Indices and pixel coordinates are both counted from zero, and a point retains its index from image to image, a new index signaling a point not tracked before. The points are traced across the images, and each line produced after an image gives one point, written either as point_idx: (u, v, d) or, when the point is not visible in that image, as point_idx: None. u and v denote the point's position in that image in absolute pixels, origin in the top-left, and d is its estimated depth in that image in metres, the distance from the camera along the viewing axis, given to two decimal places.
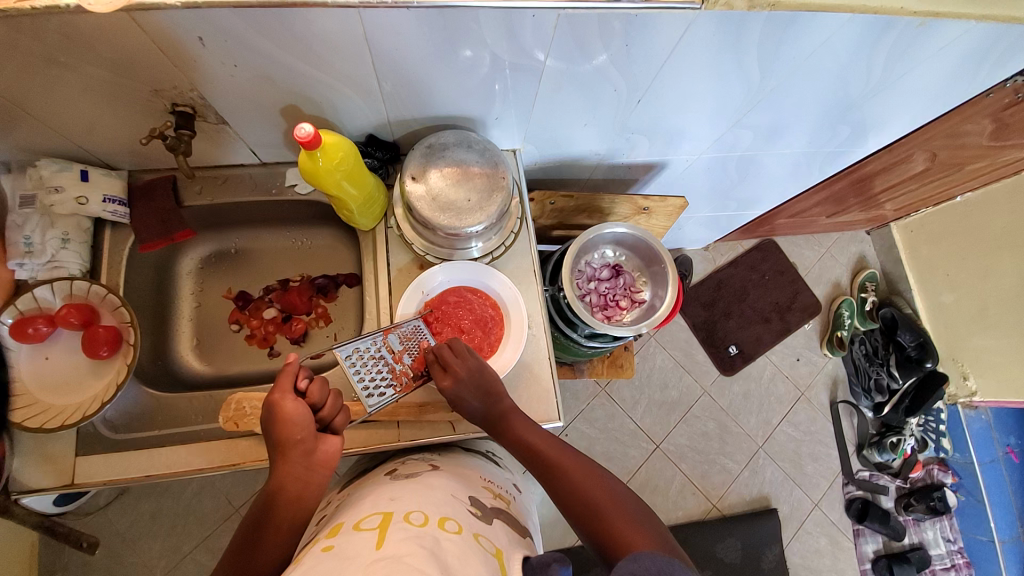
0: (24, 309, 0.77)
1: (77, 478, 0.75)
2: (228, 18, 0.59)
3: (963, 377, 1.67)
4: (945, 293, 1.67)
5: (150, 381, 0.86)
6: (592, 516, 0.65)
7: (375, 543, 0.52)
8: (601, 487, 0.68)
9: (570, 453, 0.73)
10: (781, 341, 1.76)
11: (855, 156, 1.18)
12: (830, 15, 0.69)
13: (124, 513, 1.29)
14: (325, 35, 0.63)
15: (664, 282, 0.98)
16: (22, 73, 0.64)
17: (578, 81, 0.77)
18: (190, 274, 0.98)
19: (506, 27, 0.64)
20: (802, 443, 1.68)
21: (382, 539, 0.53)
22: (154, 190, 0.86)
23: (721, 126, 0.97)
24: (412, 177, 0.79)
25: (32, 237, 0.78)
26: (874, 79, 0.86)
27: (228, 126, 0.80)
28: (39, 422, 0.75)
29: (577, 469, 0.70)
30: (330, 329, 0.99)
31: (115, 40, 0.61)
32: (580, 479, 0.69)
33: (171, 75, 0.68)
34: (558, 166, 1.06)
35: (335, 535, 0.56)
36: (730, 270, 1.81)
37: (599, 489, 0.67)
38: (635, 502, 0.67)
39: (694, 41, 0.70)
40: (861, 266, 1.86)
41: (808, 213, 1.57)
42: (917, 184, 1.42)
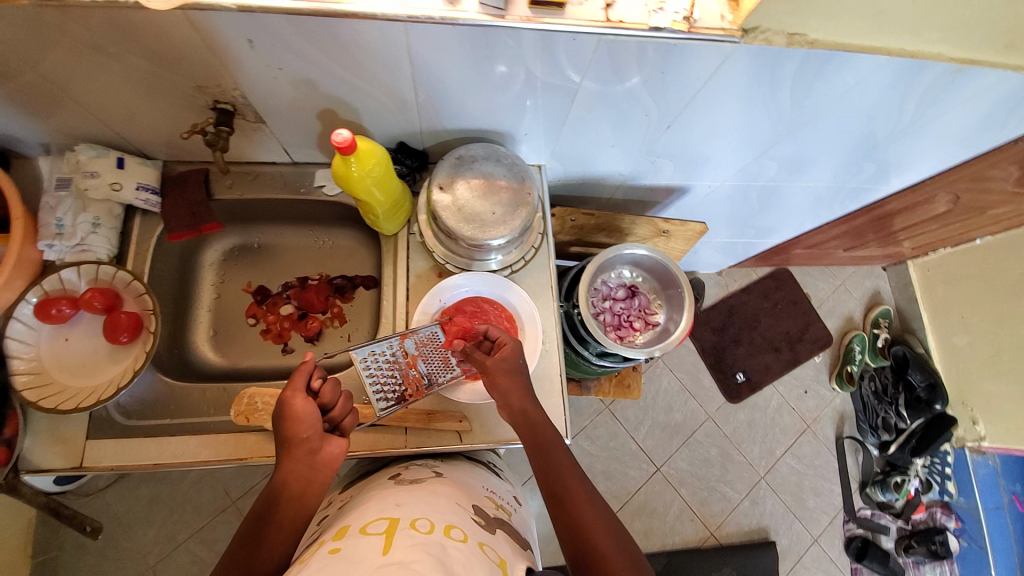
0: (49, 290, 0.78)
1: (86, 461, 0.76)
2: (280, 23, 0.60)
3: (972, 422, 1.64)
4: (959, 335, 1.65)
5: (166, 369, 0.86)
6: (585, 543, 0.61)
7: (381, 548, 0.52)
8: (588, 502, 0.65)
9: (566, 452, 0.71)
10: (789, 371, 1.75)
11: (878, 193, 1.18)
12: (866, 56, 0.69)
13: (122, 497, 1.30)
14: (372, 45, 0.64)
15: (679, 307, 0.97)
16: (74, 61, 0.66)
17: (610, 104, 0.78)
18: (212, 265, 0.99)
19: (548, 49, 0.66)
20: (804, 477, 1.66)
21: (388, 544, 0.53)
22: (186, 181, 0.88)
23: (748, 156, 0.97)
24: (439, 186, 0.80)
25: (64, 219, 0.79)
26: (903, 120, 0.86)
27: (264, 125, 0.81)
28: (53, 403, 0.75)
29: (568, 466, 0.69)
30: (344, 330, 0.99)
31: (167, 37, 0.63)
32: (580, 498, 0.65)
33: (216, 73, 0.69)
34: (581, 184, 1.07)
35: (341, 537, 0.57)
36: (742, 296, 1.81)
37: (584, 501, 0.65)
38: (629, 538, 0.63)
39: (728, 73, 0.71)
40: (875, 302, 1.85)
41: (826, 245, 1.57)
42: (938, 224, 1.42)
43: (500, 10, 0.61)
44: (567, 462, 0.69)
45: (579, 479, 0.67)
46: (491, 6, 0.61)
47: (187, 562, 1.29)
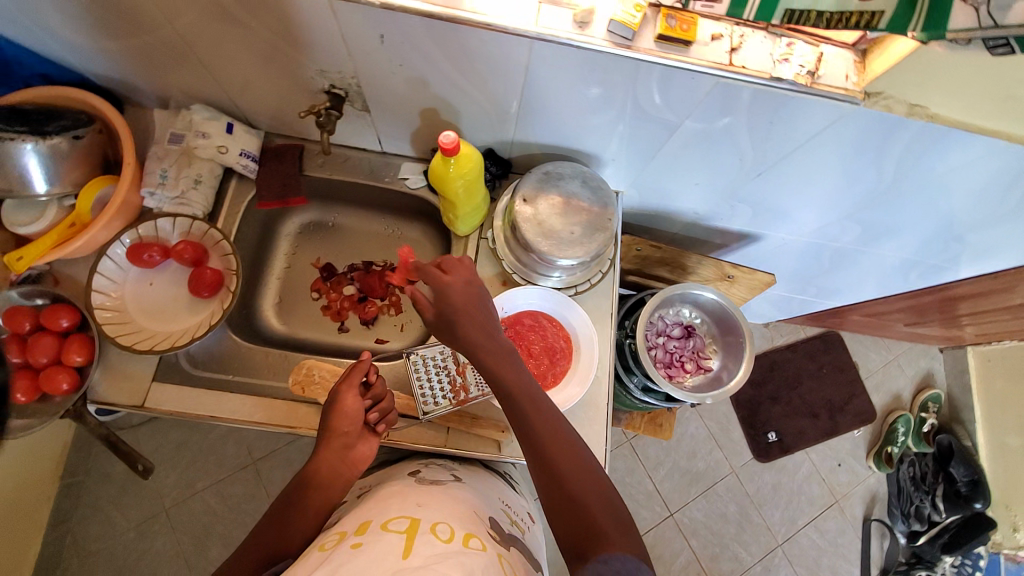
0: (143, 235, 0.83)
1: (148, 402, 0.79)
2: (416, 25, 0.62)
3: (1012, 528, 1.55)
4: (1014, 435, 1.56)
5: (236, 329, 0.89)
6: (568, 507, 0.58)
7: (402, 551, 0.53)
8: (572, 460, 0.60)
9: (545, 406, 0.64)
10: (825, 440, 1.69)
11: (955, 274, 1.13)
12: (985, 138, 0.67)
13: (154, 437, 1.36)
14: (494, 57, 0.66)
15: (737, 357, 0.95)
16: (212, 29, 0.70)
17: (706, 145, 0.78)
18: (288, 236, 1.03)
19: (663, 85, 0.66)
20: (824, 553, 1.59)
21: (408, 548, 0.53)
22: (283, 154, 0.92)
23: (831, 216, 0.95)
24: (523, 199, 0.81)
25: (168, 172, 0.84)
26: (1006, 206, 0.83)
27: (368, 114, 0.84)
28: (130, 341, 0.79)
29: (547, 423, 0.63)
30: (399, 318, 1.01)
31: (306, 22, 0.66)
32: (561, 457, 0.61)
33: (339, 60, 0.73)
34: (652, 215, 1.06)
35: (362, 534, 0.57)
36: (786, 353, 1.75)
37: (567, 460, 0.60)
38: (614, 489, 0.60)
39: (835, 133, 0.70)
40: (927, 384, 1.77)
41: (886, 317, 1.51)
42: (1014, 317, 1.34)
43: (628, 40, 0.61)
44: (545, 418, 0.63)
45: (560, 438, 0.62)
46: (619, 35, 0.61)
47: (201, 512, 1.33)
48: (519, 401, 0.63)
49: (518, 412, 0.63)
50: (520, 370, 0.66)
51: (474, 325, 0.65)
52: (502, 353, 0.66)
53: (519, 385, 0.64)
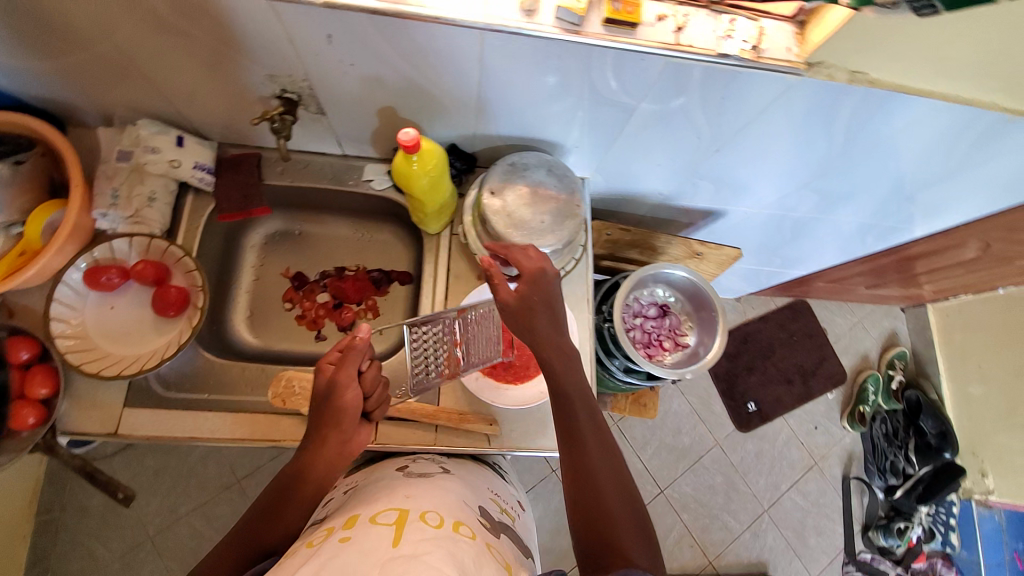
0: (98, 257, 0.80)
1: (121, 429, 0.77)
2: (362, 21, 0.62)
3: (981, 474, 1.63)
4: (975, 384, 1.65)
5: (206, 345, 0.87)
6: (594, 505, 0.60)
7: (391, 540, 0.53)
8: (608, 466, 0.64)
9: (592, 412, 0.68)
10: (801, 405, 1.75)
11: (908, 234, 1.19)
12: (923, 99, 0.71)
13: (130, 466, 1.31)
14: (445, 49, 0.66)
15: (711, 330, 0.97)
16: (153, 40, 0.68)
17: (665, 125, 0.80)
18: (254, 247, 1.01)
19: (615, 67, 0.67)
20: (808, 513, 1.66)
21: (398, 537, 0.54)
22: (239, 164, 0.90)
23: (788, 186, 0.98)
24: (491, 191, 0.81)
25: (119, 191, 0.81)
26: (947, 164, 0.87)
27: (324, 117, 0.83)
28: (95, 368, 0.77)
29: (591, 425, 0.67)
30: (377, 322, 0.99)
31: (250, 25, 0.65)
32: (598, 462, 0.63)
33: (288, 64, 0.71)
34: (619, 200, 1.08)
35: (351, 526, 0.57)
36: (759, 324, 1.81)
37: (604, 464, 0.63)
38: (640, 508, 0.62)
39: (784, 104, 0.73)
40: (891, 343, 1.85)
41: (848, 282, 1.57)
42: (965, 270, 1.42)
43: (577, 25, 0.62)
44: (590, 421, 0.67)
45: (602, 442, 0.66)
46: (566, 21, 0.62)
47: (187, 537, 1.29)
48: (568, 399, 0.68)
49: (566, 410, 0.68)
50: (576, 373, 0.70)
51: (536, 321, 0.70)
52: (560, 353, 0.70)
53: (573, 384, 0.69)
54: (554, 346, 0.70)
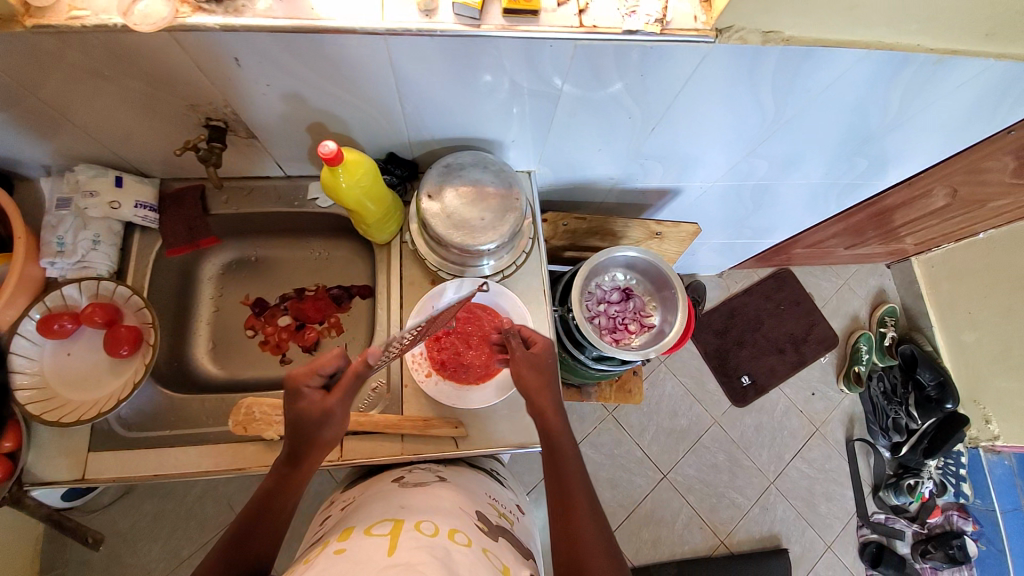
0: (51, 306, 0.80)
1: (88, 473, 0.77)
2: (265, 41, 0.62)
3: (985, 420, 1.60)
4: (967, 331, 1.63)
5: (165, 381, 0.88)
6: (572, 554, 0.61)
7: (386, 549, 0.53)
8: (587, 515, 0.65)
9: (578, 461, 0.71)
10: (795, 373, 1.73)
11: (872, 189, 1.18)
12: (846, 50, 0.70)
13: (127, 512, 1.31)
14: (354, 58, 0.66)
15: (673, 307, 0.97)
16: (71, 83, 0.68)
17: (594, 109, 0.80)
18: (211, 279, 1.01)
19: (526, 57, 0.67)
20: (816, 481, 1.63)
21: (393, 545, 0.54)
22: (182, 198, 0.90)
23: (736, 155, 0.98)
24: (428, 195, 0.81)
25: (65, 237, 0.81)
26: (889, 113, 0.86)
27: (256, 140, 0.83)
28: (56, 416, 0.77)
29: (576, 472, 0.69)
30: (341, 339, 1.00)
31: (158, 57, 0.65)
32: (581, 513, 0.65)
33: (206, 91, 0.72)
34: (572, 190, 1.07)
35: (346, 539, 0.58)
36: (744, 298, 1.79)
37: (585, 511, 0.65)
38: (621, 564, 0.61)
39: (707, 72, 0.72)
40: (880, 300, 1.83)
41: (826, 244, 1.56)
42: (938, 219, 1.40)
43: (476, 19, 0.63)
44: (576, 469, 0.70)
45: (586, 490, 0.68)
46: (466, 16, 0.63)
47: None
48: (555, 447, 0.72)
49: (553, 458, 0.71)
50: (566, 428, 0.73)
51: (531, 379, 0.74)
52: (553, 409, 0.74)
53: (561, 433, 0.72)
54: (549, 401, 0.74)
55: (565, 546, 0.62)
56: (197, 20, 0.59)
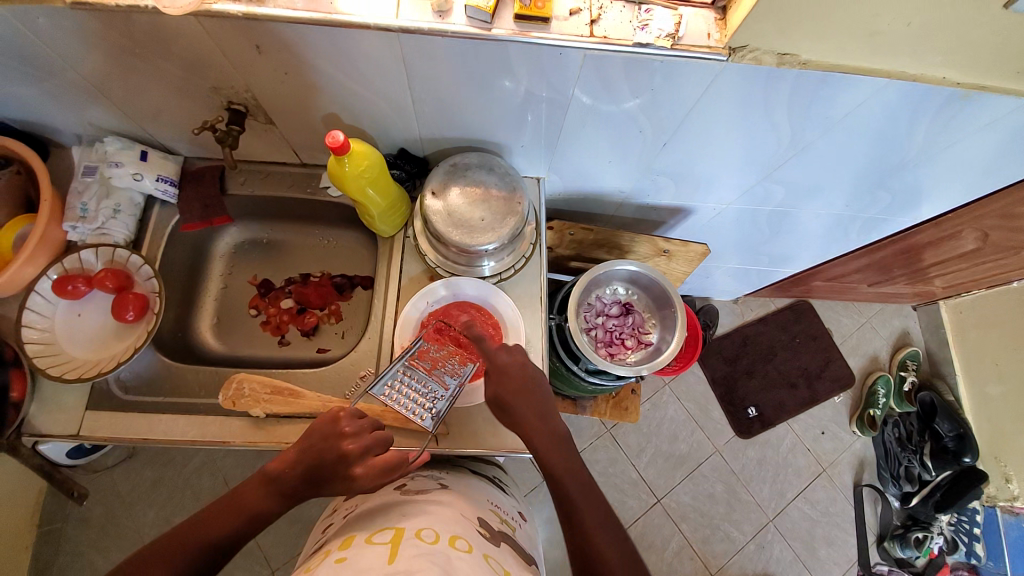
0: (68, 267, 0.84)
1: (83, 430, 0.80)
2: (284, 31, 0.65)
3: (1005, 480, 1.51)
4: (993, 383, 1.54)
5: (165, 350, 0.91)
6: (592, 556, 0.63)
7: (386, 558, 0.54)
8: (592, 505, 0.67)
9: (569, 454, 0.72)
10: (806, 410, 1.67)
11: (896, 225, 1.13)
12: (865, 78, 0.68)
13: (129, 476, 1.36)
14: (368, 53, 0.68)
15: (671, 327, 0.96)
16: (106, 61, 0.72)
17: (604, 120, 0.80)
18: (222, 256, 1.04)
19: (536, 63, 0.68)
20: (818, 524, 1.57)
21: (393, 553, 0.55)
22: (201, 177, 0.94)
23: (751, 179, 0.96)
24: (432, 192, 0.83)
25: (88, 204, 0.85)
26: (913, 147, 0.83)
27: (274, 126, 0.86)
28: (59, 371, 0.80)
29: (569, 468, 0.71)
30: (340, 327, 1.02)
31: (185, 40, 0.68)
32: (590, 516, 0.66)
33: (229, 76, 0.75)
34: (582, 200, 1.07)
35: (347, 548, 0.58)
36: (758, 327, 1.75)
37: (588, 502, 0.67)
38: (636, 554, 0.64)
39: (720, 91, 0.72)
40: (903, 343, 1.75)
41: (848, 279, 1.51)
42: (968, 263, 1.34)
43: (488, 23, 0.64)
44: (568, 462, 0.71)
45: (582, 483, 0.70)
46: (478, 20, 0.64)
47: None
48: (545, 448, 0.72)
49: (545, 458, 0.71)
50: (549, 427, 0.74)
51: (516, 392, 0.74)
52: (535, 412, 0.74)
53: (547, 433, 0.73)
54: (530, 408, 0.74)
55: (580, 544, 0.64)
56: (222, 7, 0.62)
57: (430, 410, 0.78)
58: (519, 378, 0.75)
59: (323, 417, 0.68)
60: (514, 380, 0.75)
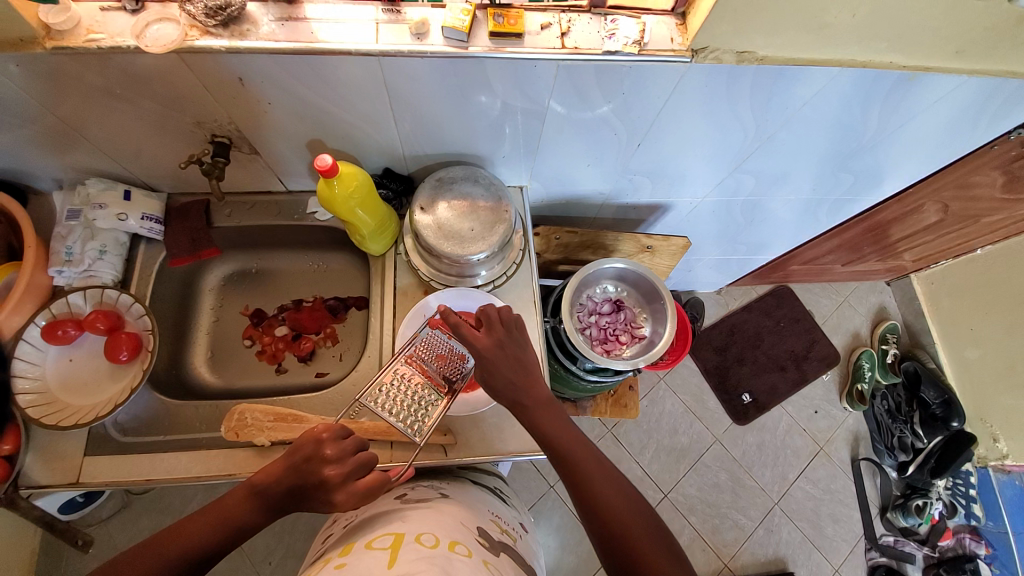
0: (57, 313, 0.83)
1: (83, 477, 0.78)
2: (267, 62, 0.66)
3: (993, 439, 1.58)
4: (970, 348, 1.61)
5: (163, 387, 0.90)
6: (611, 524, 0.65)
7: (386, 562, 0.54)
8: (615, 489, 0.68)
9: (583, 443, 0.72)
10: (797, 391, 1.72)
11: (862, 205, 1.19)
12: (820, 68, 0.73)
13: (124, 526, 1.31)
14: (349, 78, 0.70)
15: (663, 319, 1.00)
16: (84, 103, 0.73)
17: (581, 126, 0.83)
18: (212, 289, 1.04)
19: (514, 76, 0.71)
20: (821, 502, 1.59)
21: (393, 557, 0.55)
22: (187, 211, 0.94)
23: (723, 171, 1.00)
24: (421, 208, 0.84)
25: (73, 247, 0.84)
26: (871, 129, 0.89)
27: (259, 156, 0.87)
28: (55, 420, 0.79)
29: (588, 455, 0.71)
30: (336, 349, 1.02)
31: (167, 78, 0.69)
32: (609, 492, 0.67)
33: (213, 110, 0.76)
34: (565, 205, 1.10)
35: (347, 554, 0.58)
36: (744, 314, 1.80)
37: (610, 487, 0.68)
38: (659, 522, 0.67)
39: (687, 91, 0.76)
40: (881, 317, 1.82)
41: (823, 260, 1.56)
42: (933, 235, 1.41)
43: (464, 42, 0.67)
44: (586, 450, 0.71)
45: (602, 467, 0.70)
46: (455, 39, 0.67)
47: None
48: (559, 441, 0.71)
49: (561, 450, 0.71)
50: (561, 419, 0.73)
51: (521, 377, 0.73)
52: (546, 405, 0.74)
53: (564, 427, 0.73)
54: (543, 405, 0.74)
55: (608, 531, 0.65)
56: (204, 43, 0.64)
57: (425, 419, 0.75)
58: (522, 365, 0.74)
59: (305, 435, 0.65)
60: (516, 365, 0.73)
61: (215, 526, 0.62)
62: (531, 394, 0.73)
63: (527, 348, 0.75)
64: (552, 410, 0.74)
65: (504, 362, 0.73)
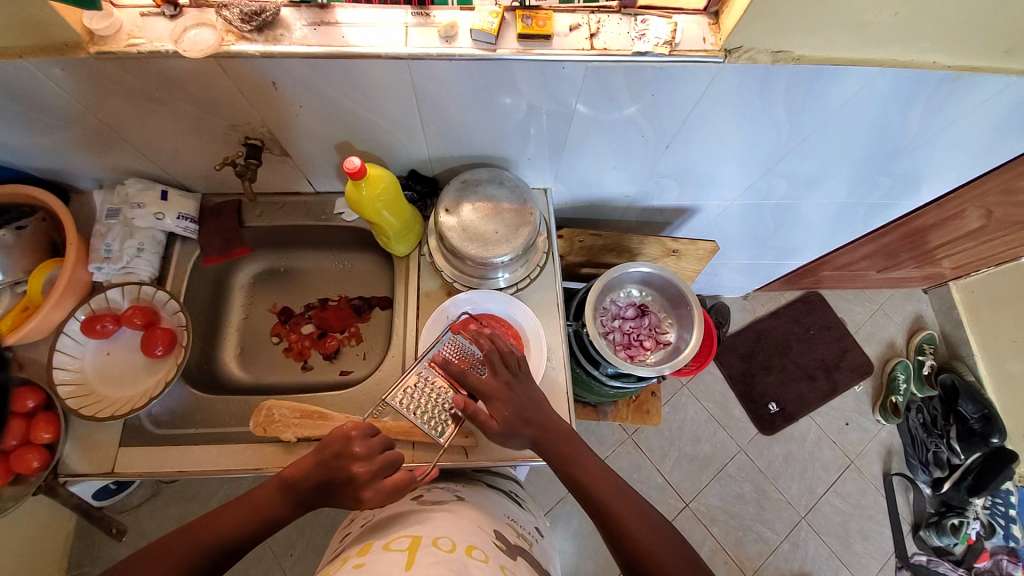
0: (96, 308, 0.86)
1: (117, 467, 0.81)
2: (300, 66, 0.68)
3: None
4: (1013, 361, 1.53)
5: (194, 382, 0.93)
6: (637, 551, 0.66)
7: (404, 564, 0.54)
8: (627, 505, 0.70)
9: (594, 460, 0.74)
10: (827, 401, 1.66)
11: (900, 209, 1.14)
12: (858, 68, 0.70)
13: (154, 515, 1.35)
14: (378, 81, 0.71)
15: (689, 325, 0.98)
16: (126, 106, 0.75)
17: (607, 128, 0.82)
18: (242, 287, 1.07)
19: (542, 78, 0.71)
20: (850, 517, 1.54)
21: (410, 561, 0.55)
22: (221, 211, 0.97)
23: (753, 174, 0.98)
24: (446, 210, 0.85)
25: (112, 245, 0.88)
26: (912, 131, 0.85)
27: (289, 157, 0.89)
28: (92, 411, 0.82)
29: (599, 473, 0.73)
30: (360, 348, 1.03)
31: (204, 82, 0.72)
32: (622, 508, 0.69)
33: (247, 112, 0.78)
34: (589, 208, 1.09)
35: (365, 554, 0.59)
36: (771, 321, 1.75)
37: (623, 502, 0.70)
38: (671, 530, 0.70)
39: (717, 92, 0.74)
40: (918, 327, 1.75)
41: (857, 266, 1.51)
42: (976, 241, 1.35)
43: (492, 44, 0.67)
44: (596, 469, 0.73)
45: (613, 483, 0.72)
46: (483, 41, 0.67)
47: None
48: (571, 463, 0.73)
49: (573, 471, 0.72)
50: (572, 440, 0.74)
51: (530, 410, 0.74)
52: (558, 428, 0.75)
53: (574, 449, 0.74)
54: (552, 431, 0.74)
55: (624, 543, 0.67)
56: (240, 48, 0.65)
57: (447, 423, 0.75)
58: (533, 404, 0.75)
59: (336, 432, 0.66)
60: (526, 407, 0.73)
61: (244, 519, 0.64)
62: (541, 422, 0.74)
63: (533, 387, 0.75)
64: (565, 433, 0.75)
65: (514, 406, 0.73)
